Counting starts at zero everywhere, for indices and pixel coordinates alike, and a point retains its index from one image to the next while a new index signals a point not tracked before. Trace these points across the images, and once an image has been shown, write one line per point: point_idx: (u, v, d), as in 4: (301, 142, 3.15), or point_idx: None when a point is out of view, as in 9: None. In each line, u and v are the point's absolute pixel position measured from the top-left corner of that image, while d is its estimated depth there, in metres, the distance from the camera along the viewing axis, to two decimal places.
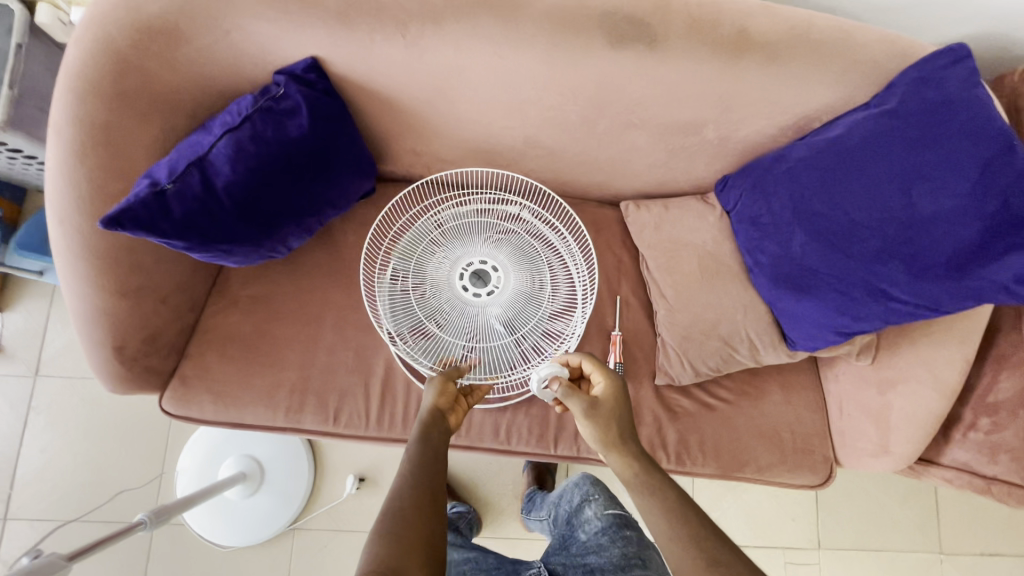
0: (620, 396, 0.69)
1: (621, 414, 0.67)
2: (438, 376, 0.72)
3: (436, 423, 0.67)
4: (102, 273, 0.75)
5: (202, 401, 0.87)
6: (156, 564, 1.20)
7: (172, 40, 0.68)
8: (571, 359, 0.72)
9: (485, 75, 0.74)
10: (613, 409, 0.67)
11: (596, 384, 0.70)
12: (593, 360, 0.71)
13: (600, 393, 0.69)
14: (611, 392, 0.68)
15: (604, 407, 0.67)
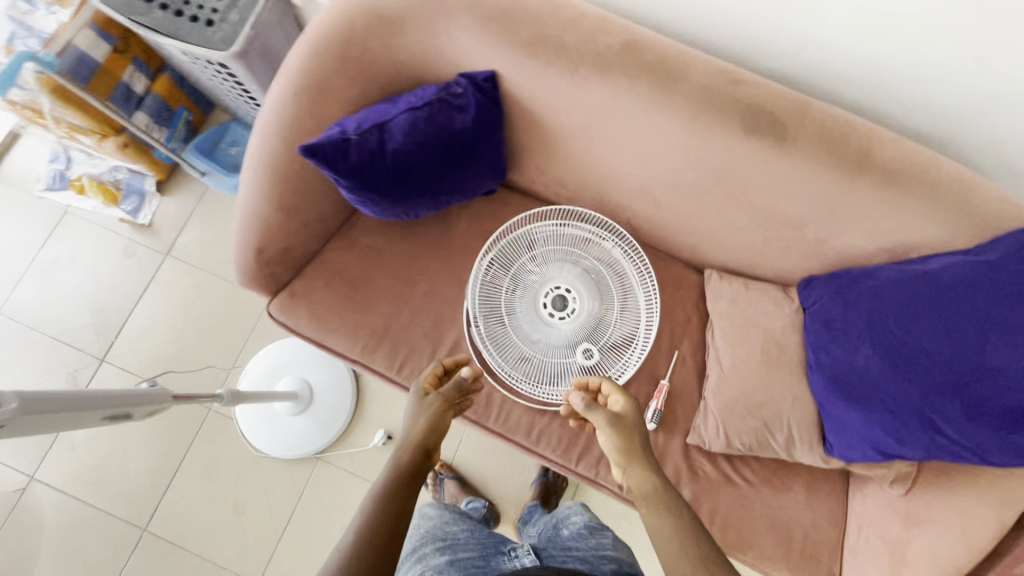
0: (636, 416, 0.76)
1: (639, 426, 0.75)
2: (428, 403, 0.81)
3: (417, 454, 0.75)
4: (273, 189, 0.92)
5: (300, 315, 1.01)
6: (202, 442, 1.38)
7: (393, 28, 0.84)
8: (591, 380, 0.81)
9: (627, 126, 0.85)
10: (633, 421, 0.75)
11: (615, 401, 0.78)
12: (611, 382, 0.79)
13: (621, 409, 0.77)
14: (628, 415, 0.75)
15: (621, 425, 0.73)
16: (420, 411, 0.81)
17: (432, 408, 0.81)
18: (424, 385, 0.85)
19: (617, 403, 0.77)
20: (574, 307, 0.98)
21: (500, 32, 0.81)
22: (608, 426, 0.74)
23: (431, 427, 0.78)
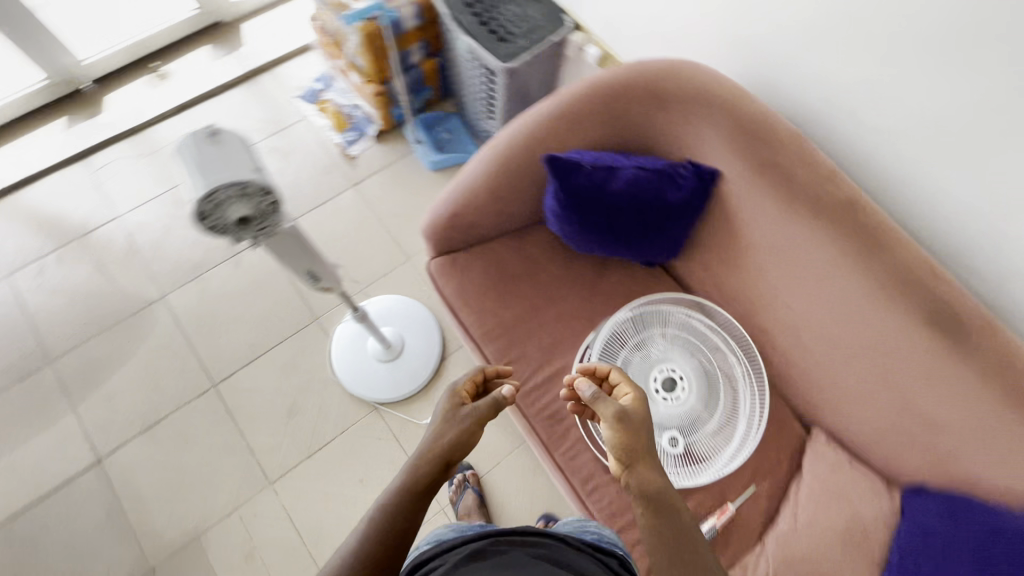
0: (644, 408, 0.75)
1: (647, 420, 0.73)
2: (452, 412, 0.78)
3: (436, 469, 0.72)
4: (494, 174, 1.07)
5: (452, 280, 1.15)
6: (295, 341, 1.53)
7: (658, 104, 0.99)
8: (600, 367, 0.82)
9: (812, 266, 0.93)
10: (643, 415, 0.73)
11: (625, 394, 0.77)
12: (620, 372, 0.81)
13: (629, 402, 0.76)
14: (636, 412, 0.73)
15: (627, 417, 0.71)
16: (451, 418, 0.77)
17: (461, 420, 0.77)
18: (458, 393, 0.82)
19: (627, 400, 0.76)
20: (679, 395, 1.03)
21: (744, 144, 0.93)
22: (617, 419, 0.71)
23: (459, 442, 0.74)
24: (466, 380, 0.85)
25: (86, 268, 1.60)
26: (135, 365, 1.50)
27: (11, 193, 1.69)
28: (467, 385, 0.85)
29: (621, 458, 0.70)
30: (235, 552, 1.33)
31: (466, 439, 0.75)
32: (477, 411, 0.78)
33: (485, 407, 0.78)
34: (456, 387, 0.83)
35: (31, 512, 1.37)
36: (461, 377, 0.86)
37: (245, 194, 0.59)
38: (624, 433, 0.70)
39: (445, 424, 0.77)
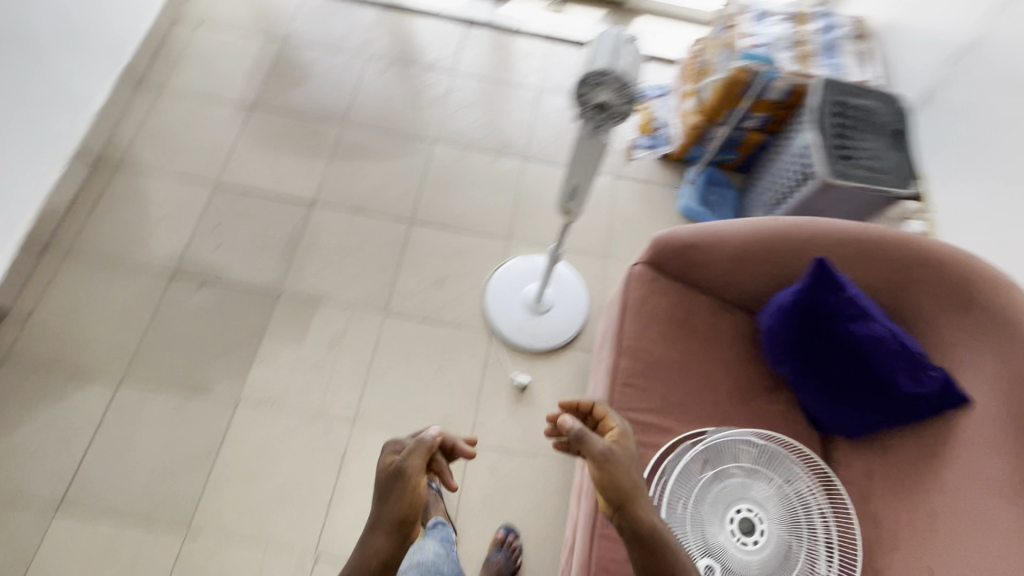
0: (631, 444, 0.79)
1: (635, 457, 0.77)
2: (392, 474, 0.71)
3: (388, 541, 0.66)
4: (754, 242, 1.09)
5: (640, 291, 1.17)
6: (482, 242, 1.71)
7: (961, 303, 0.94)
8: (586, 403, 0.87)
9: (993, 555, 0.78)
10: (632, 450, 0.77)
11: (612, 430, 0.81)
12: (606, 409, 0.85)
13: (615, 435, 0.80)
14: (621, 453, 0.74)
15: (615, 454, 0.73)
16: (389, 479, 0.71)
17: (400, 476, 0.71)
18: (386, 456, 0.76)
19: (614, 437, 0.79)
20: (749, 543, 0.94)
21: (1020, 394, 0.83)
22: (606, 457, 0.72)
23: (403, 503, 0.68)
24: (391, 447, 0.77)
25: (409, 90, 1.97)
26: (381, 168, 1.81)
27: (410, 12, 2.13)
28: (394, 453, 0.76)
29: (610, 496, 0.71)
30: (325, 332, 1.54)
31: (413, 497, 0.69)
32: (410, 464, 0.71)
33: (419, 456, 0.73)
34: (386, 449, 0.76)
35: (255, 199, 1.73)
36: (386, 445, 0.77)
37: (622, 84, 0.71)
38: (613, 474, 0.71)
39: (384, 492, 0.70)
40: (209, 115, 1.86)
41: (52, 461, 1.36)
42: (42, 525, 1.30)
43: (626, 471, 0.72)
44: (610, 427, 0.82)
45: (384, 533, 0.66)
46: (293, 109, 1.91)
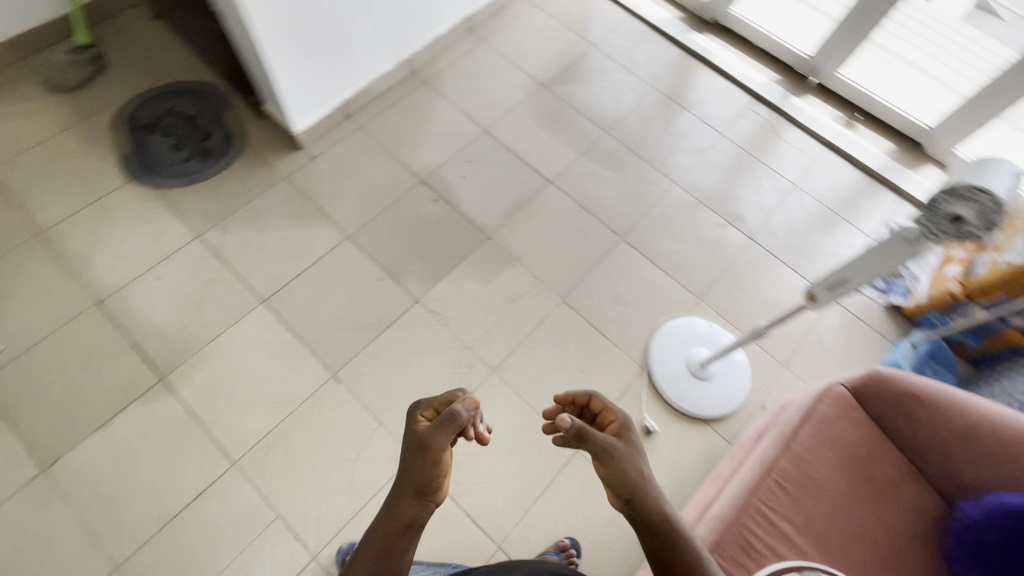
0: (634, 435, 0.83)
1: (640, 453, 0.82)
2: (412, 454, 0.83)
3: (408, 513, 0.81)
4: (993, 429, 1.03)
5: (834, 409, 1.13)
6: (674, 288, 1.73)
7: None
8: (580, 396, 0.90)
9: None
10: (638, 448, 0.82)
11: (616, 427, 0.84)
12: (608, 403, 0.88)
13: (619, 430, 0.84)
14: (623, 449, 0.79)
15: (617, 452, 0.78)
16: (416, 447, 0.83)
17: (415, 453, 0.83)
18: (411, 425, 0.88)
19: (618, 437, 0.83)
20: None
21: None
22: (609, 458, 0.78)
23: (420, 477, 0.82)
24: (421, 409, 0.89)
25: (672, 128, 2.05)
26: (619, 181, 1.91)
27: (707, 64, 2.20)
28: (426, 414, 0.88)
29: (619, 489, 0.78)
30: (507, 288, 1.67)
31: (431, 472, 0.82)
32: (430, 439, 0.82)
33: (432, 433, 0.82)
34: (411, 414, 0.89)
35: (506, 152, 1.91)
36: (416, 403, 0.89)
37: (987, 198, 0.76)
38: (618, 468, 0.78)
39: (410, 463, 0.84)
40: (505, 71, 2.09)
41: (271, 269, 1.64)
42: (245, 310, 1.57)
43: (631, 465, 0.78)
44: (609, 419, 0.86)
45: (404, 510, 0.81)
46: (571, 96, 2.06)
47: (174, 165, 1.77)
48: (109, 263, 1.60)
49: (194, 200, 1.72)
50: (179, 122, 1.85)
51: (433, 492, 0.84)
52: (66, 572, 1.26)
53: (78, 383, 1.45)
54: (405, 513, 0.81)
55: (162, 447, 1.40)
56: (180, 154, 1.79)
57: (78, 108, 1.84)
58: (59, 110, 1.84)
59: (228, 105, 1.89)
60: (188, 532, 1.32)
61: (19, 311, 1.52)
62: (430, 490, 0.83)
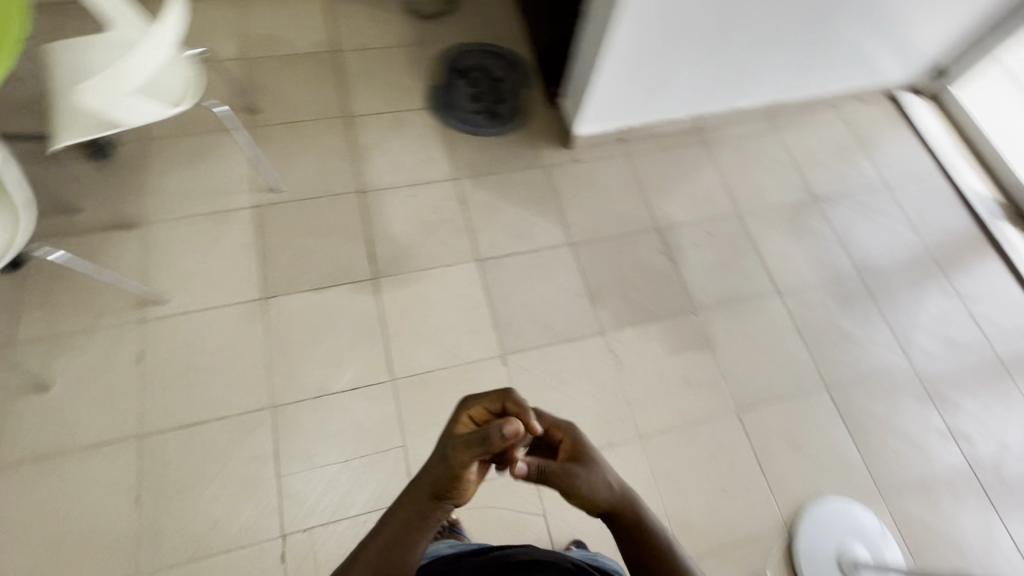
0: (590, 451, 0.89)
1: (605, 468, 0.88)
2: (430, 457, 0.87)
3: (419, 508, 0.86)
4: None
5: None
6: (860, 467, 1.55)
7: None
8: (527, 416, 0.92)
9: None
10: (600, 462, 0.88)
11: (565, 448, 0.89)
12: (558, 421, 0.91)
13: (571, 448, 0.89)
14: (586, 474, 0.85)
15: (583, 477, 0.85)
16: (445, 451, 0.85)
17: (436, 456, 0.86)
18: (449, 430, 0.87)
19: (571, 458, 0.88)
20: None
21: None
22: (574, 484, 0.85)
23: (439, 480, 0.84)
24: (468, 408, 0.88)
25: (932, 304, 1.82)
26: (850, 330, 1.74)
27: (1009, 264, 1.92)
28: (476, 411, 0.87)
29: (596, 505, 0.87)
30: (691, 370, 1.62)
31: (450, 479, 0.83)
32: (455, 447, 0.83)
33: (453, 442, 0.84)
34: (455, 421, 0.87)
35: (749, 243, 1.84)
36: (467, 399, 0.88)
37: None
38: (591, 492, 0.85)
39: (434, 464, 0.86)
40: (784, 168, 2.01)
41: (496, 237, 1.75)
42: (461, 259, 1.69)
43: (601, 481, 0.86)
44: (560, 437, 0.90)
45: (413, 506, 0.86)
46: (840, 222, 1.93)
47: (465, 111, 1.95)
48: (379, 165, 1.81)
49: (464, 148, 1.88)
50: (484, 78, 2.04)
51: (450, 495, 0.86)
52: (240, 384, 1.45)
53: (314, 247, 1.65)
54: (420, 508, 0.86)
55: (345, 335, 1.54)
56: (474, 105, 1.97)
57: (416, 31, 2.10)
58: (401, 26, 2.10)
59: (528, 83, 2.04)
60: (335, 413, 1.45)
61: (301, 168, 1.77)
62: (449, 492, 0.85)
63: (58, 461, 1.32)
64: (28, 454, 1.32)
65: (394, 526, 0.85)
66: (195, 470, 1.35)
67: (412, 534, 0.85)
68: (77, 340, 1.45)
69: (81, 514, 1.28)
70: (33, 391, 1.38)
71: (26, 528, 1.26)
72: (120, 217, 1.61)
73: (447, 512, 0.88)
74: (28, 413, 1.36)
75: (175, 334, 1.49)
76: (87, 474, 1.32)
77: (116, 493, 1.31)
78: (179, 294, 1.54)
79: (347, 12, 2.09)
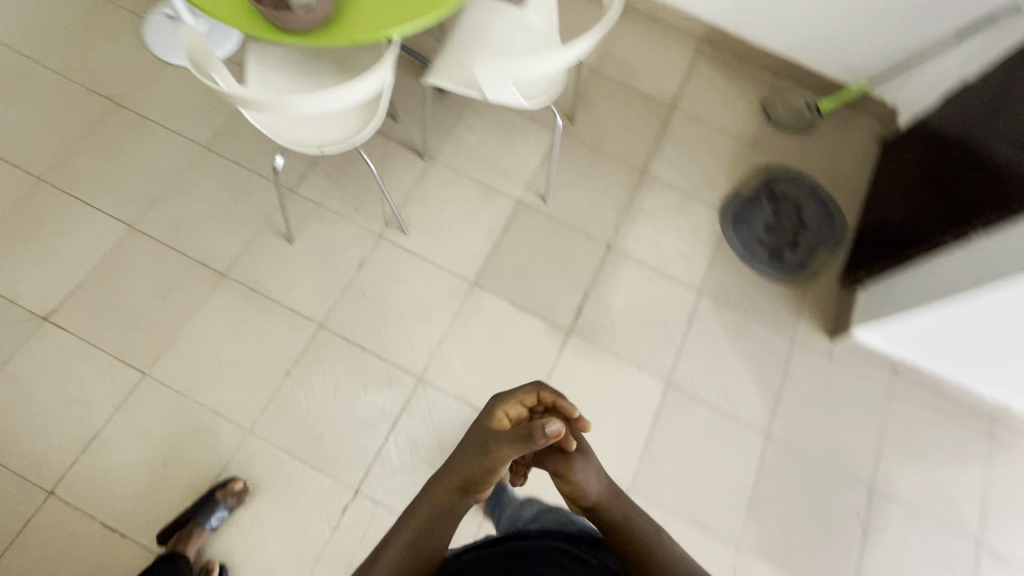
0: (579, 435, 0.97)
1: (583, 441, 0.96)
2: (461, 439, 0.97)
3: (446, 496, 0.90)
4: None
5: None
6: None
7: None
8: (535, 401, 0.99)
9: None
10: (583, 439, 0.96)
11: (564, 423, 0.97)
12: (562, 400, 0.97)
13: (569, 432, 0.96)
14: (579, 458, 0.91)
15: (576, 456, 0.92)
16: (475, 447, 0.93)
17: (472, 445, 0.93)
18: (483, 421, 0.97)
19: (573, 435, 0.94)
20: None
21: None
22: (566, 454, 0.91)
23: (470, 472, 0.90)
24: (504, 406, 0.97)
25: None
26: None
27: None
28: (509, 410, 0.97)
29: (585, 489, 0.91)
30: None
31: (482, 470, 0.89)
32: (492, 442, 0.89)
33: (495, 440, 0.89)
34: (484, 418, 0.97)
35: None
36: (502, 399, 0.98)
37: None
38: (579, 479, 0.90)
39: (464, 456, 0.92)
40: None
41: (698, 374, 1.58)
42: (652, 370, 1.57)
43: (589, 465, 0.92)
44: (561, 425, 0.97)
45: (437, 492, 0.91)
46: None
47: (751, 235, 1.78)
48: (640, 231, 1.74)
49: (726, 270, 1.72)
50: (791, 214, 1.83)
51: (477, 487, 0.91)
52: (410, 340, 1.52)
53: (539, 269, 1.65)
54: (445, 500, 0.90)
55: (511, 364, 1.53)
56: (764, 235, 1.78)
57: (756, 131, 1.95)
58: (746, 117, 1.97)
59: (831, 247, 1.80)
60: (460, 422, 1.46)
61: (575, 192, 1.76)
62: (474, 487, 0.91)
63: (260, 302, 1.51)
64: (248, 281, 1.53)
65: (416, 525, 0.87)
66: (336, 385, 1.45)
67: (439, 526, 0.87)
68: (331, 219, 1.63)
69: (246, 355, 1.46)
70: (280, 237, 1.59)
71: (211, 335, 1.47)
72: (419, 143, 1.75)
73: (466, 507, 0.93)
74: (266, 250, 1.57)
75: (394, 264, 1.61)
76: (270, 327, 1.49)
77: (277, 356, 1.46)
78: (417, 234, 1.65)
79: (706, 77, 2.01)
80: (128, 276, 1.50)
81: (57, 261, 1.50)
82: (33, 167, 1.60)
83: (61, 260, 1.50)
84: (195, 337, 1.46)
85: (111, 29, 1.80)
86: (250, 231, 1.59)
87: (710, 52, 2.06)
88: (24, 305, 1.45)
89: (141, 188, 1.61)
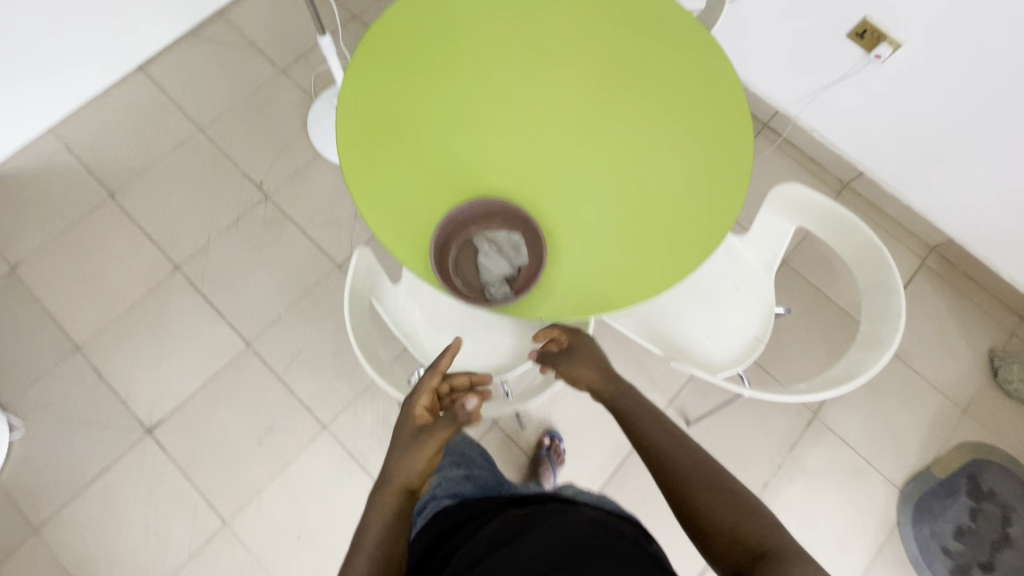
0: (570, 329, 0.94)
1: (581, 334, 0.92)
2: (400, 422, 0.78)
3: (402, 495, 0.71)
4: None
5: None
6: None
7: None
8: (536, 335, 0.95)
9: None
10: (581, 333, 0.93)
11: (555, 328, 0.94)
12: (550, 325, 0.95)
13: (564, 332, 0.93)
14: (564, 368, 0.89)
15: (566, 367, 0.89)
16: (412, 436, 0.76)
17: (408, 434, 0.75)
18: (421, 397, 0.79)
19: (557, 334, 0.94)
20: None
21: None
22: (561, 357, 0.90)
23: (410, 468, 0.72)
24: (419, 400, 0.79)
25: None
26: None
27: None
28: (428, 399, 0.80)
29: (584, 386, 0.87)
30: None
31: (426, 469, 0.74)
32: (425, 434, 0.74)
33: (450, 423, 0.76)
34: (414, 400, 0.79)
35: None
36: (414, 392, 0.80)
37: None
38: (574, 378, 0.88)
39: (400, 452, 0.74)
40: None
41: None
42: None
43: (581, 369, 0.87)
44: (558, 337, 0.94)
45: (388, 495, 0.71)
46: None
47: (934, 536, 1.42)
48: (792, 493, 1.44)
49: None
50: (995, 524, 1.43)
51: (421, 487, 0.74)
52: None
53: (664, 512, 1.40)
54: (393, 515, 0.70)
55: None
56: (952, 541, 1.42)
57: (973, 391, 1.55)
58: (963, 369, 1.57)
59: None
60: None
61: (726, 423, 1.48)
62: (421, 485, 0.74)
63: (353, 471, 1.39)
64: (345, 443, 1.41)
65: (373, 537, 0.68)
66: None
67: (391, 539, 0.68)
68: None
69: (327, 531, 1.34)
70: (392, 398, 1.45)
71: (295, 498, 1.36)
72: None
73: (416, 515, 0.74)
74: (372, 409, 1.44)
75: (500, 461, 1.43)
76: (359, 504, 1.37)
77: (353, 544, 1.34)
78: (534, 430, 1.45)
79: (922, 304, 1.62)
80: (233, 403, 1.43)
81: (172, 366, 1.45)
82: (172, 252, 1.55)
83: (176, 366, 1.45)
84: (282, 494, 1.37)
85: (278, 106, 1.71)
86: (362, 382, 1.46)
87: (935, 268, 1.66)
88: (132, 411, 1.41)
89: (267, 299, 1.52)
